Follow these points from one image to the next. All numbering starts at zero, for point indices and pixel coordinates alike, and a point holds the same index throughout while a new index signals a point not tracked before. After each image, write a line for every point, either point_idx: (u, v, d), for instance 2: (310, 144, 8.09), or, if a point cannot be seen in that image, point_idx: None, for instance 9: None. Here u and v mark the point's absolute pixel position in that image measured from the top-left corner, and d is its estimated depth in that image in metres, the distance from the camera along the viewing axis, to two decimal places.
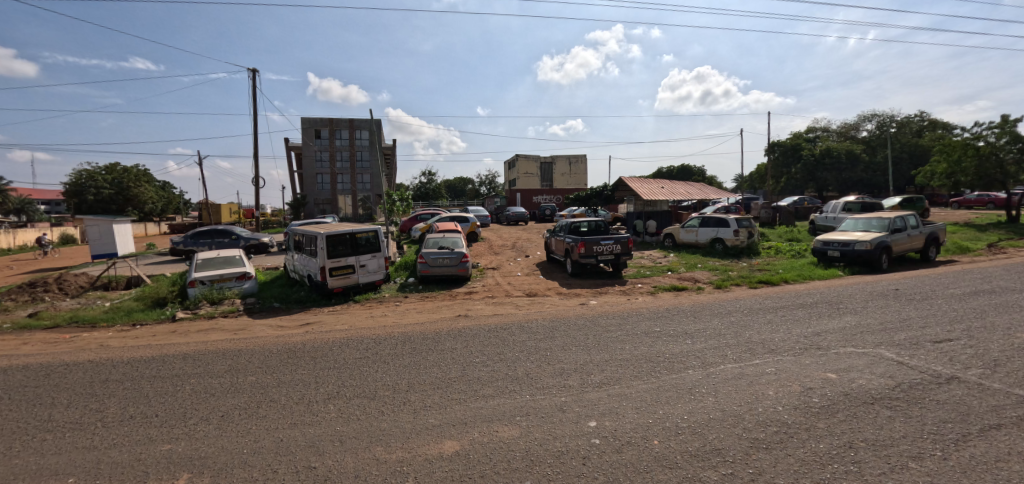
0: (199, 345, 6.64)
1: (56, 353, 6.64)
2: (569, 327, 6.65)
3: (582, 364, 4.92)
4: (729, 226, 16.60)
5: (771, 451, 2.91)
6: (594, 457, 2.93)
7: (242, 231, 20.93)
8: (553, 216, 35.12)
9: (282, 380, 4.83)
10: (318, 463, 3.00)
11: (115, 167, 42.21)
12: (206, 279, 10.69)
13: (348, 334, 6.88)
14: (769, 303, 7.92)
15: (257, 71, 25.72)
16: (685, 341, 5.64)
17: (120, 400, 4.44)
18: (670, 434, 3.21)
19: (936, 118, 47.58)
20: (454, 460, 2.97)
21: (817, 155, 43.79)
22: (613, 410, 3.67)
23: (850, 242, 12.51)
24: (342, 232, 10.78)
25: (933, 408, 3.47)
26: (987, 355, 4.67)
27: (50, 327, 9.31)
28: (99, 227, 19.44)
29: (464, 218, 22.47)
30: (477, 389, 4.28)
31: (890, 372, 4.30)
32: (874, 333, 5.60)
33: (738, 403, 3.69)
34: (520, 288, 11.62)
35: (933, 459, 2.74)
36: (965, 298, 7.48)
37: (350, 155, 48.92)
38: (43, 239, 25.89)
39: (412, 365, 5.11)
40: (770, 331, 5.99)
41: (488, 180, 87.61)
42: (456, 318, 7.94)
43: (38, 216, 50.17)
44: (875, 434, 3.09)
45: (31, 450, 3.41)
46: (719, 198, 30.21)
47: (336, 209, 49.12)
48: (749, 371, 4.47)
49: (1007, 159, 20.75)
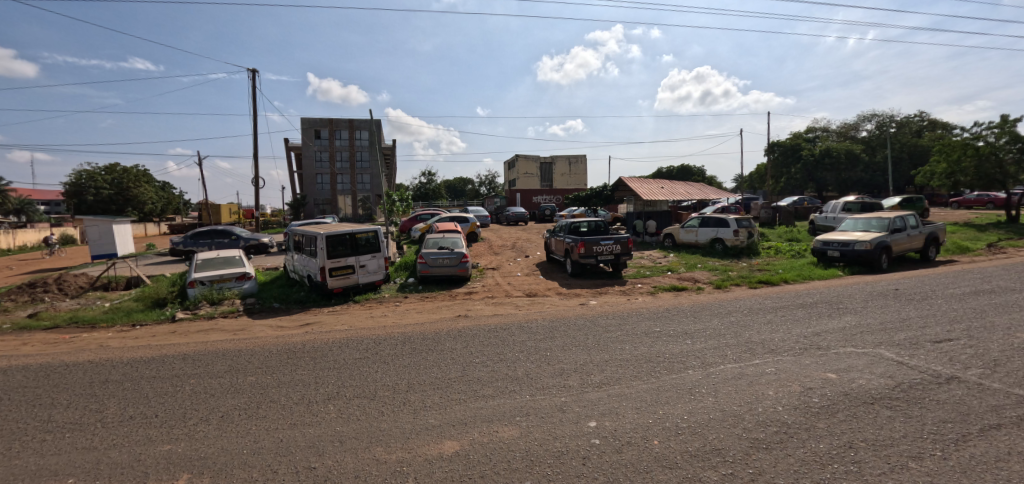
0: (199, 345, 6.65)
1: (55, 354, 6.64)
2: (569, 327, 6.65)
3: (582, 364, 4.92)
4: (729, 226, 16.60)
5: (770, 451, 2.91)
6: (594, 457, 2.93)
7: (242, 231, 20.94)
8: (553, 216, 35.14)
9: (282, 380, 4.83)
10: (318, 464, 3.00)
11: (115, 167, 42.22)
12: (206, 279, 10.69)
13: (348, 334, 6.89)
14: (769, 303, 7.93)
15: (256, 71, 25.73)
16: (685, 341, 5.65)
17: (120, 401, 4.44)
18: (670, 434, 3.21)
19: (936, 118, 47.59)
20: (454, 460, 2.97)
21: (817, 155, 43.81)
22: (613, 410, 3.67)
23: (850, 242, 12.51)
24: (342, 233, 10.78)
25: (933, 408, 3.47)
26: (987, 355, 4.67)
27: (50, 327, 9.32)
28: (99, 227, 19.46)
29: (464, 218, 22.48)
30: (477, 389, 4.28)
31: (890, 372, 4.31)
32: (874, 333, 5.60)
33: (738, 403, 3.70)
34: (519, 288, 11.62)
35: (934, 459, 2.74)
36: (965, 298, 7.48)
37: (350, 156, 48.93)
38: (50, 238, 26.04)
39: (412, 365, 5.11)
40: (770, 331, 6.00)
41: (488, 180, 87.54)
42: (456, 318, 7.94)
43: (37, 216, 50.16)
44: (875, 434, 3.09)
45: (31, 450, 3.41)
46: (719, 198, 30.21)
47: (336, 209, 49.13)
48: (749, 371, 4.48)
49: (1007, 159, 20.75)
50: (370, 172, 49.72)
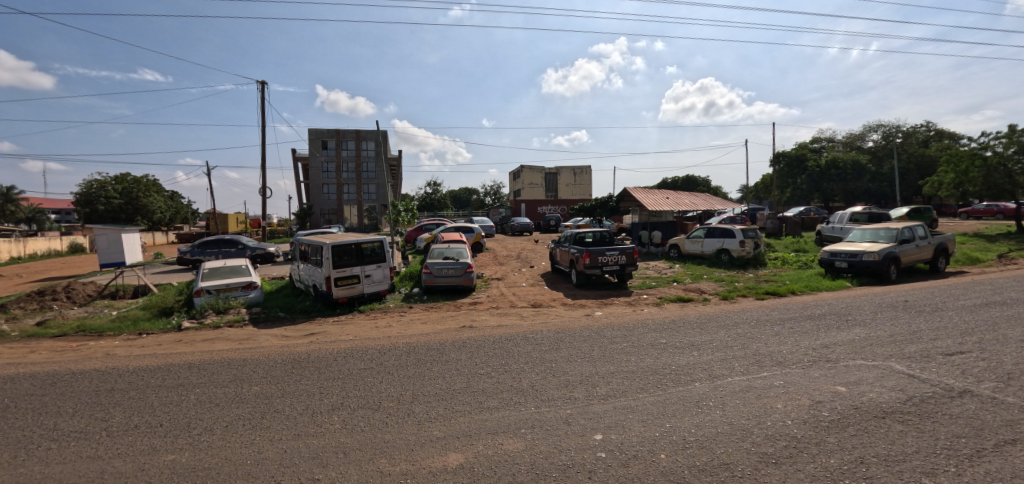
0: (204, 355, 6.67)
1: (61, 362, 6.69)
2: (574, 339, 6.60)
3: (588, 375, 4.89)
4: (735, 236, 16.49)
5: (780, 467, 2.86)
6: (600, 471, 2.90)
7: (248, 240, 21.02)
8: (557, 226, 35.15)
9: (287, 391, 4.84)
10: (321, 475, 2.99)
11: (126, 177, 42.93)
12: (212, 288, 10.70)
13: (352, 345, 6.82)
14: (777, 315, 7.78)
15: (266, 84, 26.14)
16: (691, 353, 5.60)
17: (125, 410, 4.45)
18: (677, 448, 3.17)
19: (943, 128, 47.34)
20: (457, 473, 2.94)
21: (822, 166, 43.62)
22: (619, 423, 3.63)
23: (858, 253, 12.40)
24: (348, 242, 10.83)
25: (946, 423, 3.41)
26: (1000, 368, 4.58)
27: (57, 336, 9.38)
28: (108, 235, 19.67)
29: (467, 229, 22.52)
30: (481, 401, 4.26)
31: (901, 385, 4.24)
32: (884, 346, 5.53)
33: (747, 416, 3.65)
34: (524, 298, 11.59)
35: (946, 475, 2.69)
36: (976, 310, 7.39)
37: (356, 166, 49.52)
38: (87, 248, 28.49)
39: (415, 377, 5.09)
40: (778, 343, 5.92)
41: (491, 190, 87.95)
42: (461, 329, 7.87)
43: (50, 223, 50.96)
44: (887, 449, 3.04)
45: (37, 459, 3.42)
46: (724, 209, 30.11)
47: (342, 218, 49.35)
48: (757, 384, 4.42)
49: (1015, 169, 20.50)
50: (376, 183, 50.16)
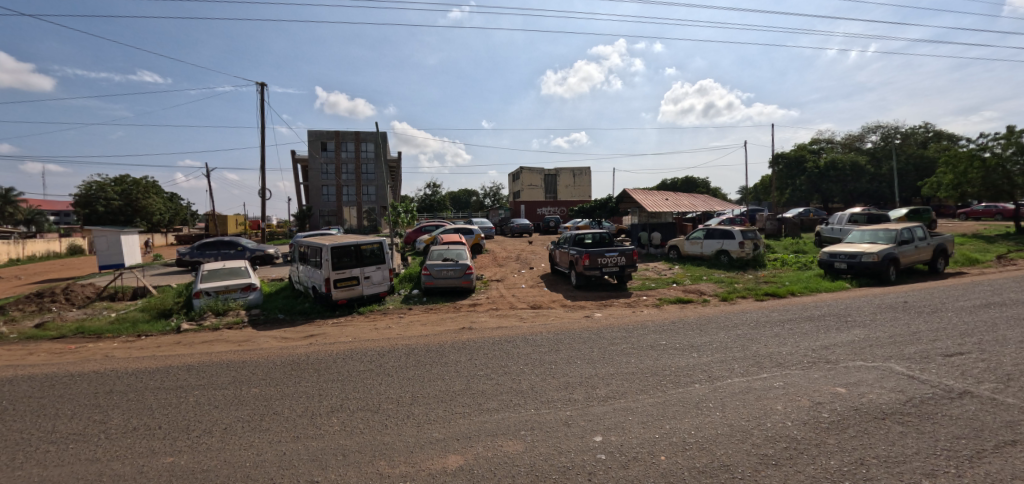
0: (204, 356, 6.66)
1: (60, 364, 6.66)
2: (573, 340, 6.60)
3: (588, 377, 4.89)
4: (735, 237, 16.48)
5: (780, 468, 2.85)
6: (600, 473, 2.89)
7: (247, 242, 20.98)
8: (557, 227, 35.16)
9: (286, 392, 4.82)
10: (319, 478, 2.98)
11: (126, 179, 42.97)
12: (211, 290, 10.68)
13: (351, 347, 6.80)
14: (777, 316, 7.76)
15: (265, 85, 26.06)
16: (691, 355, 5.59)
17: (124, 412, 4.44)
18: (677, 450, 3.17)
19: (942, 129, 47.42)
20: (457, 475, 2.94)
21: (822, 167, 43.68)
22: (619, 424, 3.63)
23: (857, 254, 12.40)
24: (347, 244, 10.84)
25: (946, 424, 3.41)
26: (1000, 369, 4.57)
27: (56, 338, 9.35)
28: (107, 237, 19.63)
29: (466, 230, 22.51)
30: (481, 403, 4.25)
31: (900, 386, 4.24)
32: (884, 347, 5.53)
33: (746, 418, 3.65)
34: (524, 300, 11.58)
35: (947, 476, 2.68)
36: (976, 310, 7.40)
37: (356, 168, 49.50)
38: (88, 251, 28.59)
39: (415, 378, 5.09)
40: (778, 344, 5.91)
41: (491, 191, 88.01)
42: (460, 331, 7.85)
43: (49, 223, 51.03)
44: (887, 450, 3.04)
45: (35, 461, 3.41)
46: (723, 209, 30.11)
47: (341, 220, 49.34)
48: (756, 385, 4.42)
49: (1014, 170, 20.52)
50: (375, 184, 50.09)
